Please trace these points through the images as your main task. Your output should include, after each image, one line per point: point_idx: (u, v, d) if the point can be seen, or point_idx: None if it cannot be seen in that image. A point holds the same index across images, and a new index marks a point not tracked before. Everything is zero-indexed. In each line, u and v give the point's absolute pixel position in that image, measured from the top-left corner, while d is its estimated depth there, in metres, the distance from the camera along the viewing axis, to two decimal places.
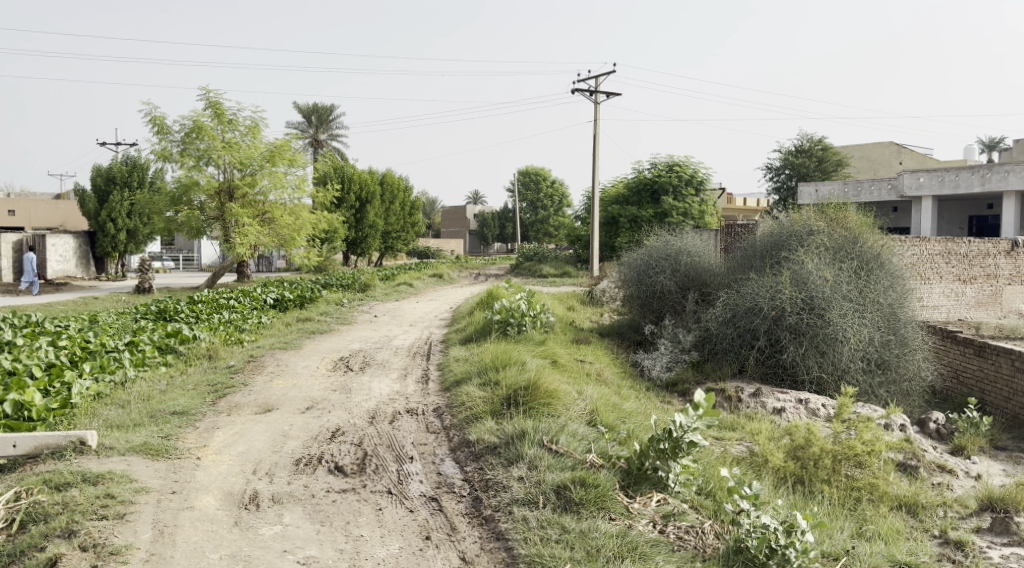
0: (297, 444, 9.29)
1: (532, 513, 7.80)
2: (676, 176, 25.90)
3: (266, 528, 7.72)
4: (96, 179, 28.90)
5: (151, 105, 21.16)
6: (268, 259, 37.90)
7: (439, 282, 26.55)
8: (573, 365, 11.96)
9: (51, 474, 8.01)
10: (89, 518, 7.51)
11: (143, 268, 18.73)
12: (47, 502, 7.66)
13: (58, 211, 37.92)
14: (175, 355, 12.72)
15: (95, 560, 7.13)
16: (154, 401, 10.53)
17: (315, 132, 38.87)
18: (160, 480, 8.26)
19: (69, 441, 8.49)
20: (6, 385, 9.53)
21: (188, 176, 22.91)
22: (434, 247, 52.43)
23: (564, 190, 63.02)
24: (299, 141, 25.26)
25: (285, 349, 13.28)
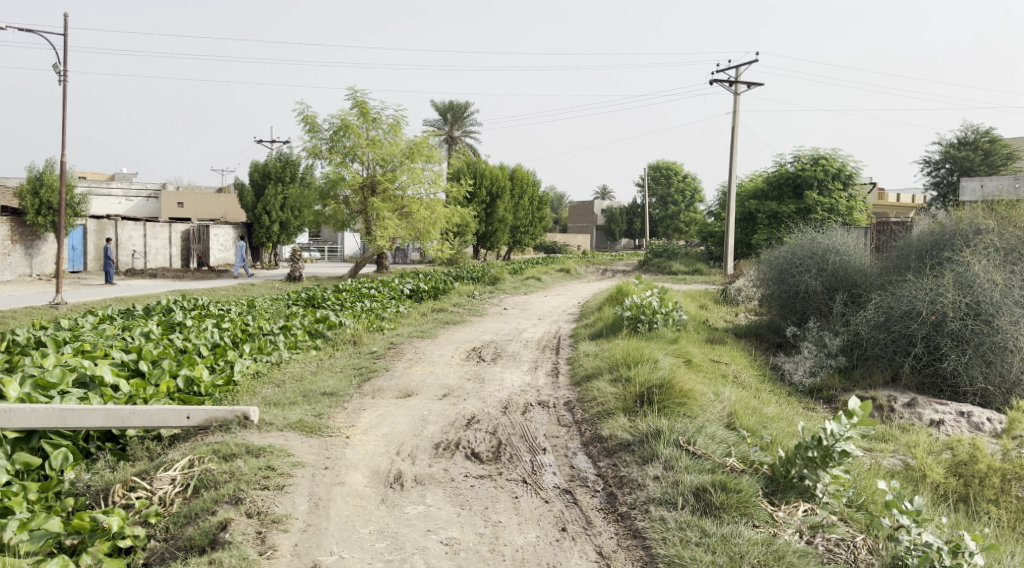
0: (435, 429, 9.56)
1: (671, 514, 7.77)
2: (822, 169, 25.14)
3: (411, 508, 7.99)
4: (253, 174, 30.50)
5: (303, 103, 23.61)
6: (403, 251, 39.08)
7: (566, 277, 26.63)
8: (708, 365, 11.80)
9: (219, 444, 8.51)
10: (253, 487, 7.95)
11: (294, 257, 19.61)
12: (217, 470, 8.15)
13: (218, 203, 40.52)
14: (323, 340, 13.34)
15: (259, 527, 7.53)
16: (305, 381, 11.04)
17: (449, 129, 39.63)
18: (313, 455, 8.67)
19: (234, 416, 9.03)
20: (179, 362, 10.20)
21: (335, 172, 23.82)
22: (560, 242, 52.53)
23: (696, 185, 61.77)
24: (435, 136, 25.68)
25: (423, 337, 13.64)
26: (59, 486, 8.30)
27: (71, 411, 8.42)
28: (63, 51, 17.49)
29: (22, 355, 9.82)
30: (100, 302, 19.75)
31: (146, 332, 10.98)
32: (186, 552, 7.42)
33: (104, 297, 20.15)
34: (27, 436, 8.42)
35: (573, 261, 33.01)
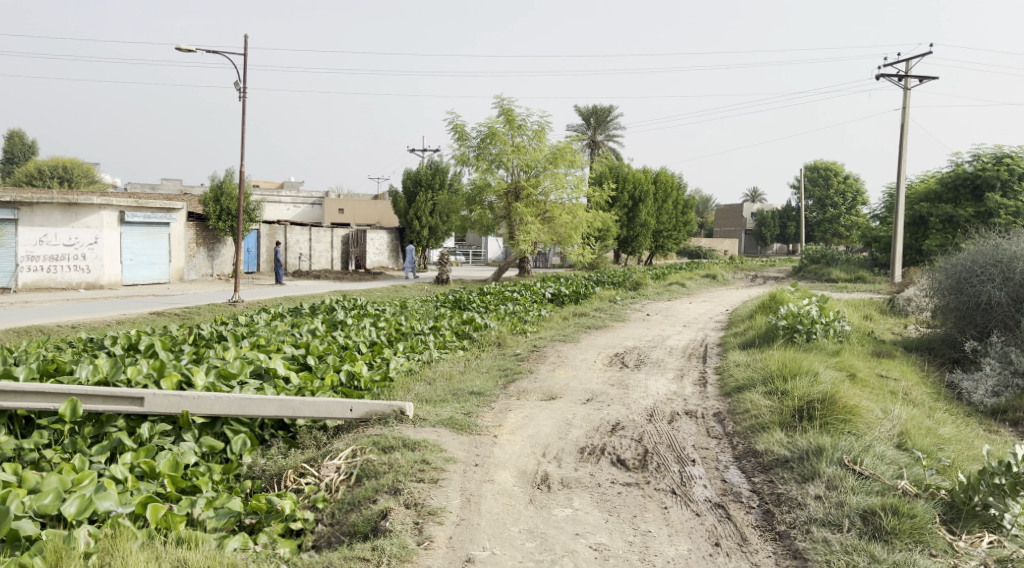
0: (580, 433, 9.70)
1: (835, 536, 7.51)
2: (1006, 169, 24.04)
3: (559, 510, 8.16)
4: (406, 181, 31.70)
5: (452, 113, 27.96)
6: (545, 256, 39.50)
7: (713, 283, 26.25)
8: (874, 381, 11.37)
9: (379, 437, 9.03)
10: (410, 479, 8.36)
11: (443, 260, 20.17)
12: (377, 461, 8.62)
13: (376, 208, 42.31)
14: (470, 341, 13.75)
15: (416, 517, 7.88)
16: (455, 380, 11.50)
17: (592, 134, 39.72)
18: (464, 452, 9.07)
19: (392, 410, 9.57)
20: (342, 357, 11.05)
21: (482, 178, 24.46)
22: (707, 247, 51.72)
23: (859, 186, 59.45)
24: (580, 141, 25.79)
25: (566, 341, 13.72)
26: (238, 469, 8.92)
27: (250, 400, 9.04)
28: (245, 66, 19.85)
29: (205, 348, 10.65)
30: (272, 301, 21.08)
31: (312, 329, 11.85)
32: (350, 537, 7.83)
33: (275, 297, 21.46)
34: (212, 421, 9.07)
35: (721, 267, 32.47)
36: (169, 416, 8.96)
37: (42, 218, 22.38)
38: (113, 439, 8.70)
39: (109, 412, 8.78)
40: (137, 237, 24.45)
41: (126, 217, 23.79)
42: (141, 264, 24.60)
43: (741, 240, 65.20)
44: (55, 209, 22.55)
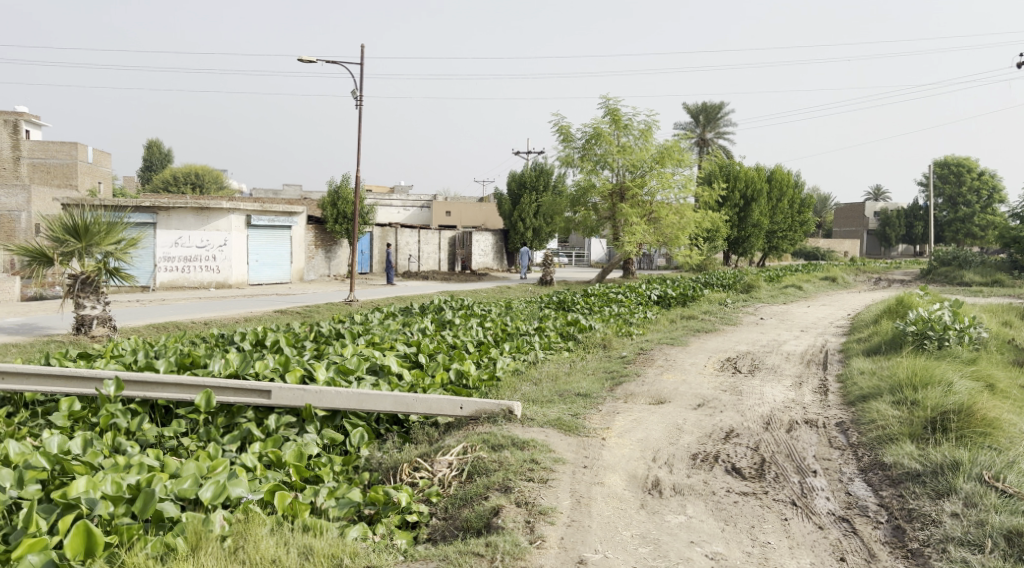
0: (692, 439, 9.45)
1: (975, 557, 7.09)
2: None
3: (672, 517, 7.95)
4: (510, 183, 31.98)
5: (558, 116, 28.36)
6: (649, 257, 39.15)
7: (832, 285, 25.41)
8: (1016, 392, 10.65)
9: (488, 435, 9.11)
10: (520, 479, 8.33)
11: (546, 262, 20.09)
12: (487, 459, 8.65)
13: (481, 211, 42.57)
14: (574, 343, 13.69)
15: (527, 516, 7.82)
16: (561, 382, 11.51)
17: (701, 132, 39.17)
18: (573, 453, 8.97)
19: (500, 409, 9.64)
20: (449, 355, 11.96)
21: (587, 179, 24.35)
22: (826, 248, 50.25)
23: (996, 183, 56.57)
24: (689, 139, 25.31)
25: (673, 344, 13.43)
26: (357, 461, 9.12)
27: (368, 395, 9.32)
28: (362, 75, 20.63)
29: (326, 345, 12.39)
30: (384, 300, 21.48)
31: (422, 329, 13.22)
32: (463, 532, 7.84)
33: (387, 297, 21.96)
34: (332, 414, 9.43)
35: (840, 269, 31.47)
36: (294, 409, 9.36)
37: (178, 221, 24.00)
38: (243, 429, 9.18)
39: (240, 404, 9.26)
40: (263, 239, 26.15)
41: (252, 221, 25.40)
42: (265, 266, 26.25)
43: (863, 241, 63.14)
44: (189, 213, 24.17)
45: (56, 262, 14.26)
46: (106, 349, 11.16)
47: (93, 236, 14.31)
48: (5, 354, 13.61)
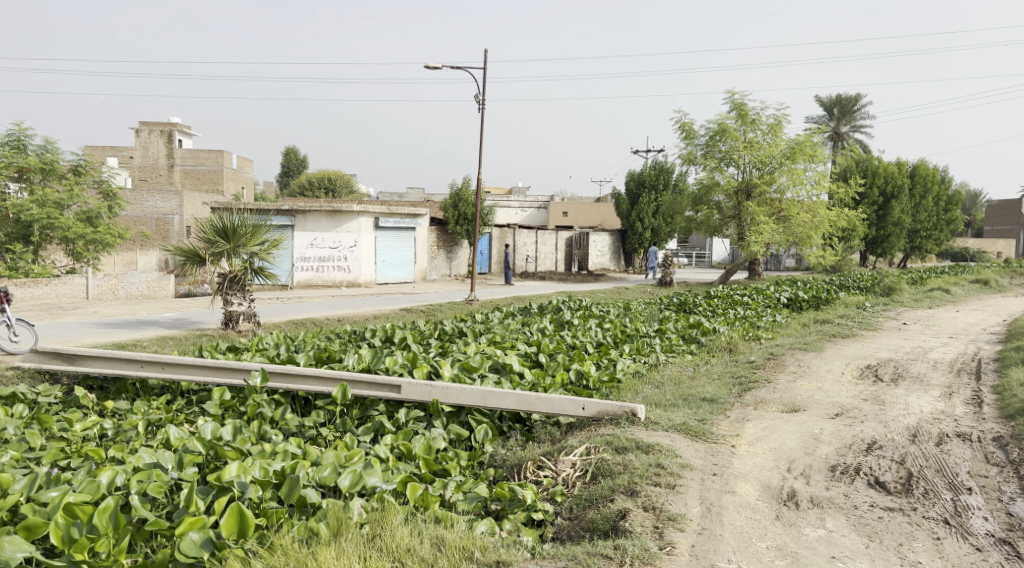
0: (830, 450, 8.94)
1: None
2: None
3: (810, 530, 7.50)
4: (629, 183, 31.84)
5: (683, 112, 28.34)
6: (776, 258, 38.27)
7: (982, 288, 23.98)
8: None
9: (612, 437, 8.92)
10: (647, 483, 8.04)
11: (666, 263, 19.72)
12: (612, 461, 8.45)
13: (598, 211, 42.55)
14: (698, 346, 13.28)
15: (656, 521, 7.52)
16: (685, 386, 11.13)
17: (836, 125, 37.86)
18: (701, 460, 8.61)
19: (623, 411, 9.43)
20: (571, 356, 11.82)
21: (711, 177, 23.70)
22: (976, 248, 47.65)
23: None
24: (821, 134, 24.38)
25: (807, 349, 12.82)
26: (482, 456, 9.13)
27: (491, 393, 9.47)
28: (484, 80, 20.64)
29: (448, 342, 12.50)
30: (504, 300, 21.52)
31: (541, 329, 13.38)
32: (590, 534, 7.60)
33: (507, 296, 22.00)
34: (458, 410, 9.59)
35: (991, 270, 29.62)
36: (421, 404, 9.65)
37: (313, 224, 25.48)
38: (375, 422, 9.41)
39: (372, 397, 9.70)
40: (390, 240, 27.20)
41: (380, 222, 26.57)
42: (391, 265, 27.30)
43: (1020, 239, 59.24)
44: (323, 216, 25.60)
45: (207, 262, 14.74)
46: (251, 343, 11.90)
47: (240, 238, 14.75)
48: (161, 346, 14.22)
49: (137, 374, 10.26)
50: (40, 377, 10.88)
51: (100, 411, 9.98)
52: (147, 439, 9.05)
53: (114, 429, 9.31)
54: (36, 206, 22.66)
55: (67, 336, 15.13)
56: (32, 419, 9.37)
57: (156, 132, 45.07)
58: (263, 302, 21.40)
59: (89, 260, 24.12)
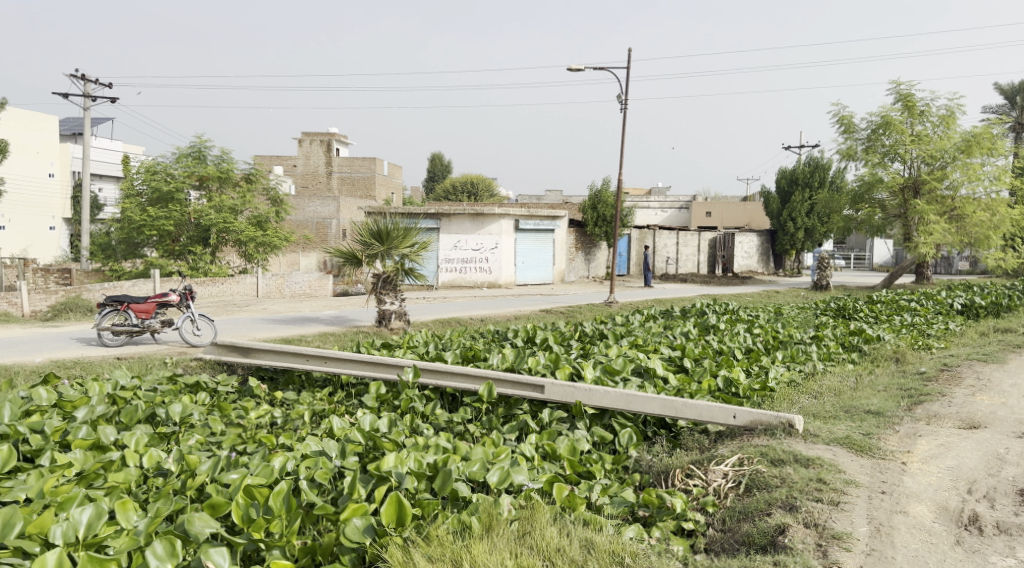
0: (1018, 472, 8.08)
1: None
2: None
3: (997, 558, 6.76)
4: (781, 181, 30.74)
5: (841, 105, 27.13)
6: (948, 260, 36.44)
7: None
8: None
9: (767, 448, 8.36)
10: (807, 499, 7.46)
11: (823, 265, 18.84)
12: (768, 474, 7.92)
13: (746, 210, 41.47)
14: (860, 354, 12.46)
15: (819, 539, 6.94)
16: (847, 397, 10.40)
17: (1018, 115, 35.41)
18: (868, 476, 7.92)
19: (779, 422, 8.85)
20: (717, 362, 11.32)
21: (873, 173, 22.49)
22: None
23: None
24: (1000, 125, 22.69)
25: (986, 361, 11.77)
26: (627, 460, 8.71)
27: (635, 396, 9.09)
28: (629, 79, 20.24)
29: (590, 344, 12.19)
30: (645, 303, 21.04)
31: (686, 333, 12.90)
32: (746, 548, 7.09)
33: (649, 299, 21.48)
34: (601, 413, 9.28)
35: None
36: (564, 405, 9.38)
37: (457, 227, 25.82)
38: (520, 421, 9.18)
39: (516, 396, 9.53)
40: (530, 242, 27.10)
41: (520, 224, 26.48)
42: (532, 266, 27.23)
43: None
44: (466, 219, 25.89)
45: (362, 263, 14.97)
46: (401, 340, 11.95)
47: (392, 240, 14.87)
48: (322, 342, 14.50)
49: (302, 366, 10.58)
50: (220, 368, 11.60)
51: (271, 401, 10.18)
52: (313, 429, 8.99)
53: (283, 418, 9.32)
54: (213, 212, 23.72)
55: (238, 330, 15.75)
56: (212, 406, 9.47)
57: (316, 140, 47.03)
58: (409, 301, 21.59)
59: (259, 261, 25.06)
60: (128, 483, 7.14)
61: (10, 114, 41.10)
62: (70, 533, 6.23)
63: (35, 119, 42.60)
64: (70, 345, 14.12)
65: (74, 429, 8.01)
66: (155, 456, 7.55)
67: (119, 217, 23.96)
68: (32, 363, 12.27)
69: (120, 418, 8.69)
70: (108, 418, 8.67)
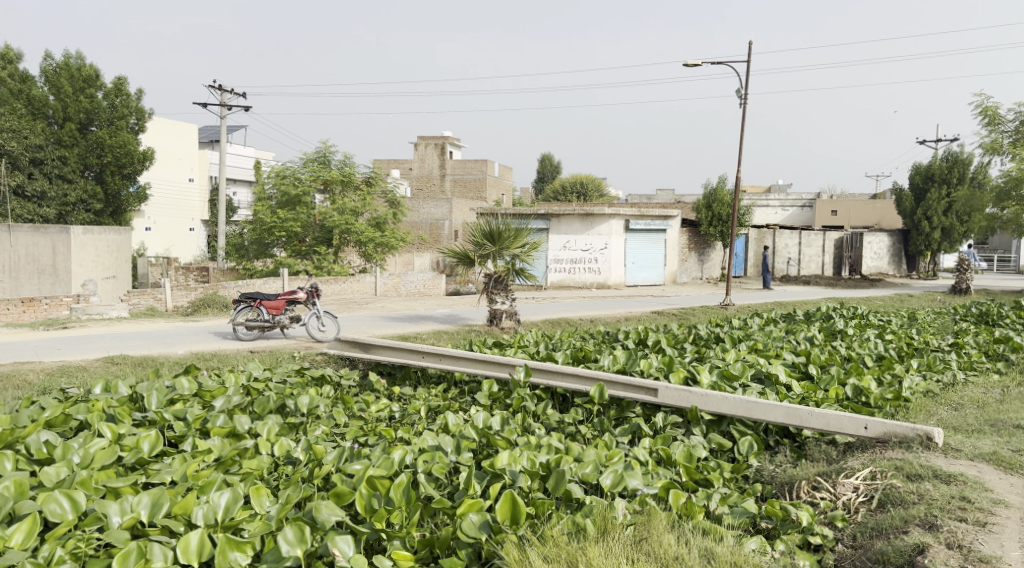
0: None
1: None
2: None
3: None
4: (915, 177, 29.25)
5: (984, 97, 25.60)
6: None
7: None
8: None
9: (902, 462, 7.73)
10: (949, 517, 6.83)
11: (962, 267, 17.75)
12: (903, 489, 7.32)
13: (874, 209, 39.67)
14: (1006, 363, 11.57)
15: (964, 562, 6.32)
16: (992, 410, 9.61)
17: None
18: (1018, 496, 7.20)
19: (916, 434, 8.17)
20: (845, 370, 10.65)
21: (1020, 168, 21.05)
22: None
23: None
24: None
25: None
26: (747, 470, 8.18)
27: (756, 403, 8.55)
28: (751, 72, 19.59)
29: (706, 347, 11.74)
30: (764, 305, 20.30)
31: (810, 337, 12.30)
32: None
33: (768, 301, 20.69)
34: (719, 419, 8.80)
35: None
36: (679, 410, 8.97)
37: (566, 228, 25.66)
38: (633, 424, 8.81)
39: (629, 399, 9.18)
40: (642, 242, 26.57)
41: (630, 225, 25.96)
42: (642, 267, 26.66)
43: None
44: (576, 220, 25.66)
45: (475, 263, 14.88)
46: (512, 340, 11.72)
47: (504, 241, 14.69)
48: (437, 340, 14.44)
49: (417, 363, 10.47)
50: (343, 362, 11.60)
51: (390, 396, 10.15)
52: (428, 424, 8.84)
53: (401, 412, 9.21)
54: (336, 213, 24.14)
55: (359, 327, 15.92)
56: (336, 399, 9.41)
57: (431, 144, 47.86)
58: (520, 301, 21.45)
59: (378, 261, 25.42)
60: (261, 470, 7.02)
61: (156, 123, 42.90)
62: (210, 515, 6.08)
63: (179, 128, 44.50)
64: (207, 338, 14.55)
65: (213, 417, 7.97)
66: (285, 445, 7.46)
67: (252, 219, 24.76)
68: (174, 354, 12.65)
69: (254, 408, 8.65)
70: (243, 408, 8.63)
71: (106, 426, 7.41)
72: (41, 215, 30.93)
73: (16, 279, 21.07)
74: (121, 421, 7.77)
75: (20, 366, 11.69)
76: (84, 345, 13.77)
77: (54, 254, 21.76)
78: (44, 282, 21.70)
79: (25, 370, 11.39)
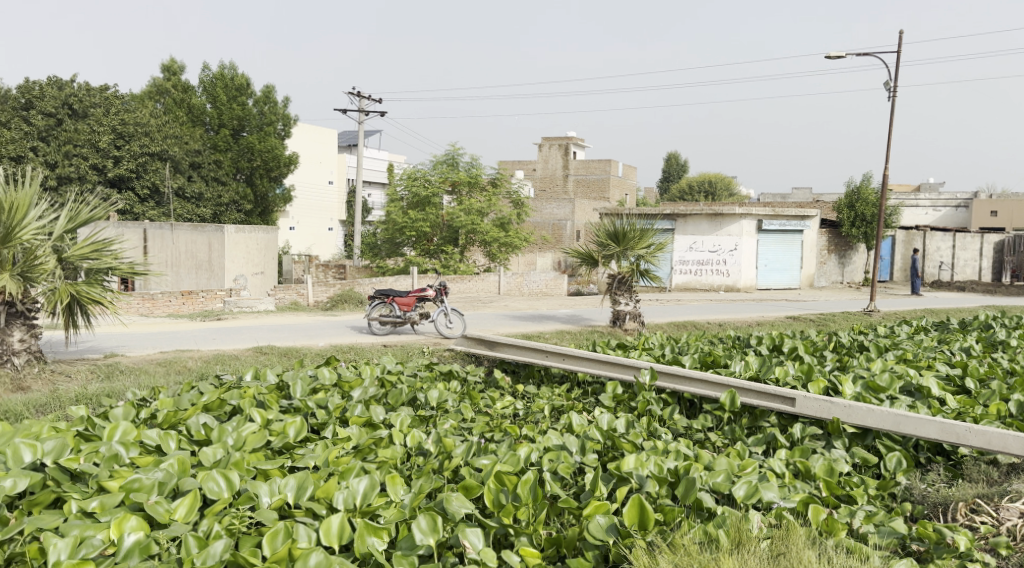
0: None
1: None
2: None
3: None
4: None
5: None
6: None
7: None
8: None
9: None
10: None
11: None
12: None
13: None
14: None
15: None
16: None
17: None
18: None
19: None
20: (1008, 385, 9.66)
21: None
22: None
23: None
24: None
25: None
26: (894, 488, 7.23)
27: (907, 417, 7.57)
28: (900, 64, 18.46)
29: (848, 356, 10.94)
30: (913, 312, 19.08)
31: (965, 348, 11.33)
32: None
33: (916, 308, 19.45)
34: (863, 433, 7.88)
35: None
36: (820, 422, 8.09)
37: (693, 228, 25.02)
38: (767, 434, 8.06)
39: (763, 407, 8.32)
40: (775, 244, 25.50)
41: (764, 225, 24.95)
42: (775, 270, 25.54)
43: None
44: (704, 220, 24.96)
45: (598, 264, 14.46)
46: (638, 341, 11.26)
47: (628, 241, 14.19)
48: (560, 340, 14.10)
49: (540, 362, 10.15)
50: (469, 359, 11.41)
51: (514, 393, 9.86)
52: (553, 423, 8.46)
53: (525, 410, 8.89)
54: (463, 213, 24.16)
55: (487, 325, 15.77)
56: (463, 394, 9.17)
57: (554, 144, 47.59)
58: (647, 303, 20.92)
59: (502, 261, 25.30)
60: (395, 459, 6.69)
61: (300, 127, 44.51)
62: (351, 500, 5.59)
63: (321, 132, 45.93)
64: (345, 331, 14.68)
65: (352, 406, 7.82)
66: (417, 436, 7.13)
67: (384, 218, 25.06)
68: (316, 346, 12.77)
69: (388, 399, 8.52)
70: (378, 399, 8.53)
71: (256, 411, 7.22)
72: (200, 215, 31.77)
73: (177, 274, 22.65)
74: (269, 406, 7.66)
75: (182, 353, 12.02)
76: (235, 335, 14.10)
77: (210, 251, 22.69)
78: (201, 277, 22.84)
79: (185, 357, 11.70)
